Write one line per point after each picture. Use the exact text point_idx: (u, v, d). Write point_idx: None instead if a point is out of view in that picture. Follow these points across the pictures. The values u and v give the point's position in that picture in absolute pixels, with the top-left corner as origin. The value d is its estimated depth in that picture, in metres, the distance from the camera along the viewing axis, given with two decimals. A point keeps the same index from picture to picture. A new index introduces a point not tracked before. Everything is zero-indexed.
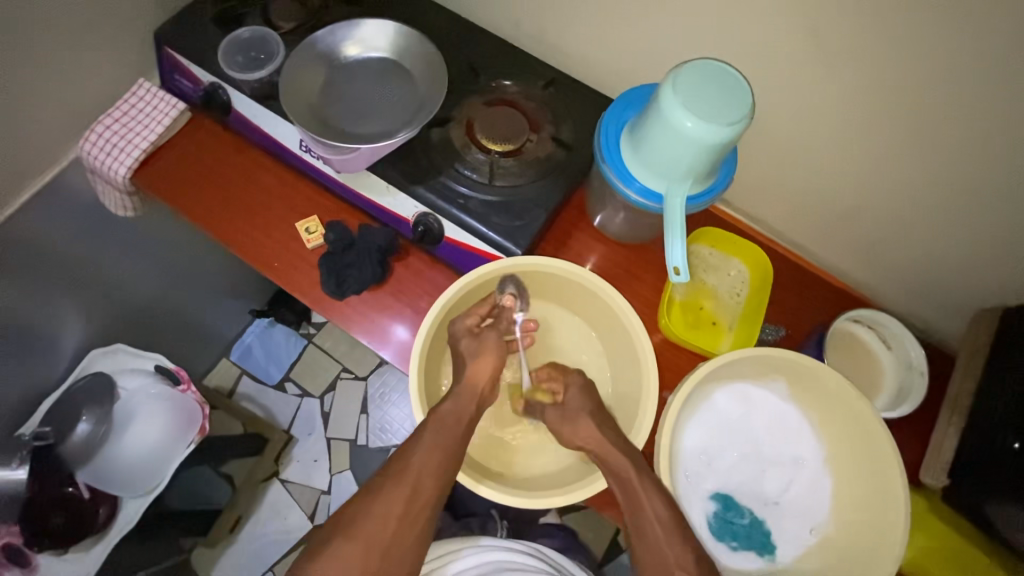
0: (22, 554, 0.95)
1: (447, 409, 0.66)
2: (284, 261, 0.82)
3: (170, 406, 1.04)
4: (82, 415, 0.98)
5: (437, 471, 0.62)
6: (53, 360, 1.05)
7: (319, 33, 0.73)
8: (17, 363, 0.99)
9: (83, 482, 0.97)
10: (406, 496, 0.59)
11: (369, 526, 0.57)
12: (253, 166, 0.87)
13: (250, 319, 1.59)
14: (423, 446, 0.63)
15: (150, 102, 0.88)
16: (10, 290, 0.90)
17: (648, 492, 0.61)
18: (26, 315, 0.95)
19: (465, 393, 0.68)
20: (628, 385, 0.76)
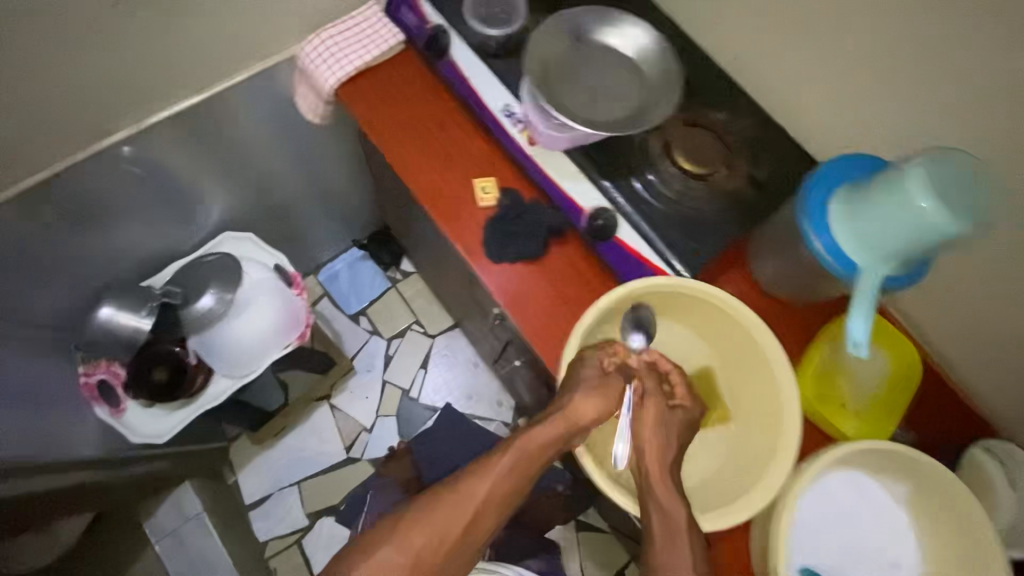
0: (115, 395, 1.02)
1: (539, 441, 0.69)
2: (452, 210, 0.85)
3: (276, 303, 1.06)
4: (209, 289, 1.02)
5: (501, 500, 0.67)
6: (192, 229, 1.11)
7: (587, 16, 0.76)
8: (163, 222, 1.05)
9: (192, 349, 1.03)
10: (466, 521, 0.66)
11: (427, 531, 0.65)
12: (447, 114, 0.89)
13: (347, 248, 1.64)
14: (491, 471, 0.67)
15: (372, 25, 0.91)
16: (175, 152, 0.96)
17: (690, 543, 0.61)
18: (182, 179, 1.01)
19: (561, 419, 0.69)
20: (750, 449, 0.73)
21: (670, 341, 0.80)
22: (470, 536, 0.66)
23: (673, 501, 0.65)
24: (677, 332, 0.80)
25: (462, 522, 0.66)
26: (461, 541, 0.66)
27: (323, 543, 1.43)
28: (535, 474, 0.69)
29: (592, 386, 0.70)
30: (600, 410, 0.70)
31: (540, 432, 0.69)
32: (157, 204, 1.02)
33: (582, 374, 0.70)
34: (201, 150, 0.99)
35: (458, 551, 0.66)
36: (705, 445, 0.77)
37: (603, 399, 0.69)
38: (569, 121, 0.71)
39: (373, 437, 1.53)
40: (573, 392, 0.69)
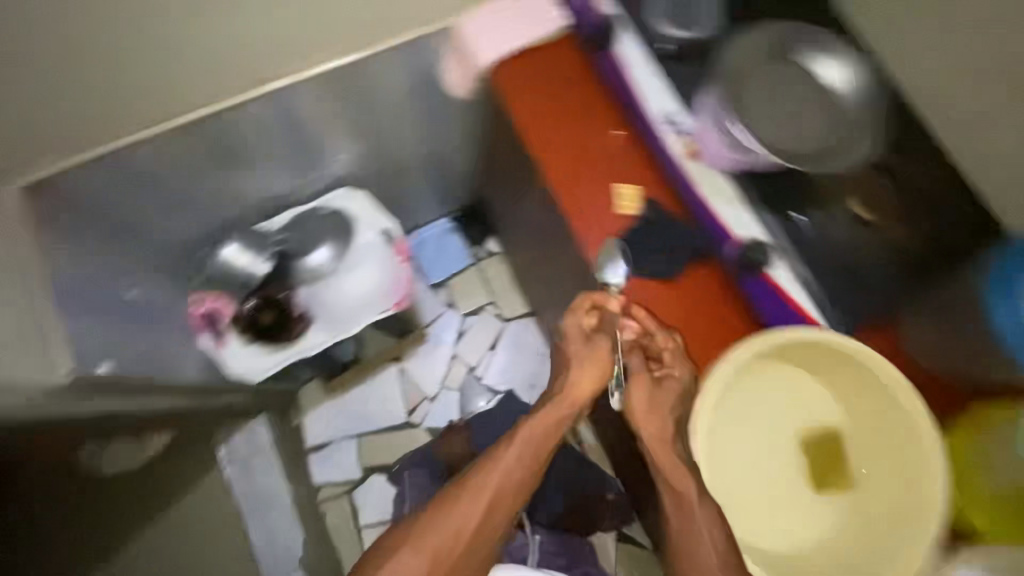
0: (218, 327, 1.04)
1: (535, 427, 0.77)
2: (588, 213, 0.80)
3: (382, 261, 1.07)
4: (325, 245, 1.07)
5: (507, 490, 0.75)
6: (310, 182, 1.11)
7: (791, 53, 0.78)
8: (286, 171, 1.05)
9: (298, 298, 1.06)
10: (477, 517, 0.72)
11: (446, 531, 0.71)
12: (598, 109, 0.84)
13: (438, 218, 1.64)
14: (496, 465, 0.75)
15: (536, 6, 0.87)
16: (314, 107, 0.94)
17: (710, 522, 0.65)
18: (312, 134, 1.00)
19: (564, 398, 0.78)
20: (877, 529, 0.68)
21: (793, 392, 0.74)
22: (486, 527, 0.73)
23: (684, 477, 0.68)
24: (802, 384, 0.74)
25: (478, 515, 0.73)
26: (475, 537, 0.72)
27: (373, 500, 1.47)
28: (539, 461, 0.76)
29: (578, 355, 0.79)
30: (597, 380, 0.78)
31: (540, 419, 0.78)
32: (284, 155, 1.02)
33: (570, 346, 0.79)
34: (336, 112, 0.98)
35: (473, 546, 0.72)
36: (817, 508, 0.72)
37: (593, 369, 0.78)
38: (743, 132, 0.75)
39: (434, 407, 1.54)
40: (570, 372, 0.78)
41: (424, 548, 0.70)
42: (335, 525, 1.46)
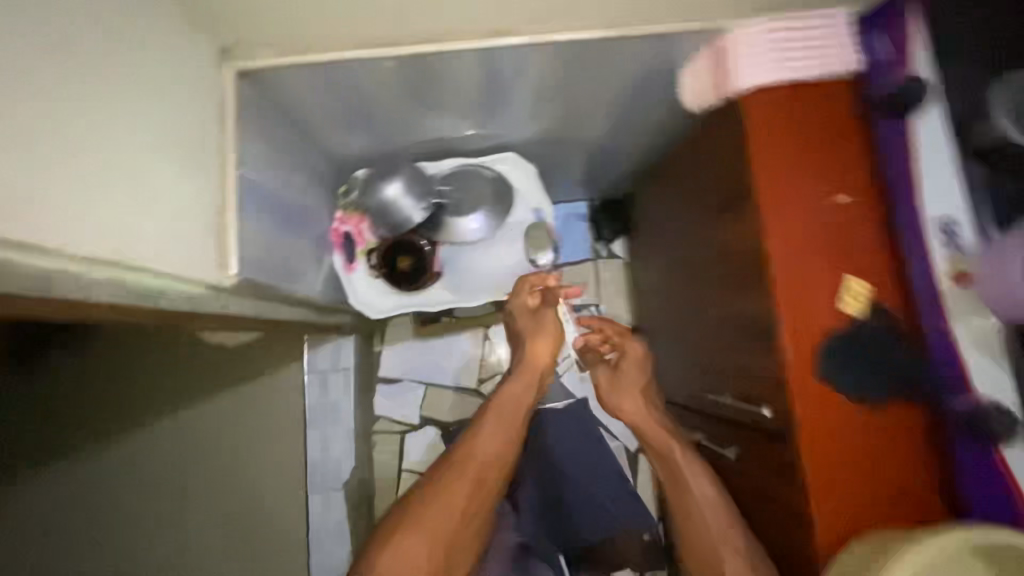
0: (353, 252, 1.05)
1: (512, 395, 1.05)
2: (802, 298, 0.69)
3: (527, 241, 1.09)
4: (482, 210, 1.02)
5: (490, 469, 0.98)
6: (484, 137, 1.04)
7: None
8: (469, 122, 0.98)
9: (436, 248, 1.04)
10: (465, 498, 0.93)
11: (441, 512, 0.90)
12: (853, 182, 0.72)
13: (573, 200, 1.54)
14: (482, 450, 0.98)
15: (836, 38, 0.71)
16: (531, 75, 0.84)
17: (700, 477, 0.90)
18: (513, 97, 0.91)
19: (529, 371, 1.06)
20: None
21: None
22: (475, 495, 0.95)
23: (659, 433, 0.99)
24: None
25: (467, 492, 0.93)
26: (467, 510, 0.93)
27: (419, 448, 1.49)
28: (516, 421, 1.03)
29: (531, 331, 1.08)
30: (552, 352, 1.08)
31: (515, 385, 1.06)
32: (476, 107, 0.94)
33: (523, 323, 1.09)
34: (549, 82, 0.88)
35: (467, 517, 0.93)
36: None
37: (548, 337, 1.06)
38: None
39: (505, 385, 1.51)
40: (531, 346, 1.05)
41: (428, 521, 0.88)
42: (380, 458, 1.49)
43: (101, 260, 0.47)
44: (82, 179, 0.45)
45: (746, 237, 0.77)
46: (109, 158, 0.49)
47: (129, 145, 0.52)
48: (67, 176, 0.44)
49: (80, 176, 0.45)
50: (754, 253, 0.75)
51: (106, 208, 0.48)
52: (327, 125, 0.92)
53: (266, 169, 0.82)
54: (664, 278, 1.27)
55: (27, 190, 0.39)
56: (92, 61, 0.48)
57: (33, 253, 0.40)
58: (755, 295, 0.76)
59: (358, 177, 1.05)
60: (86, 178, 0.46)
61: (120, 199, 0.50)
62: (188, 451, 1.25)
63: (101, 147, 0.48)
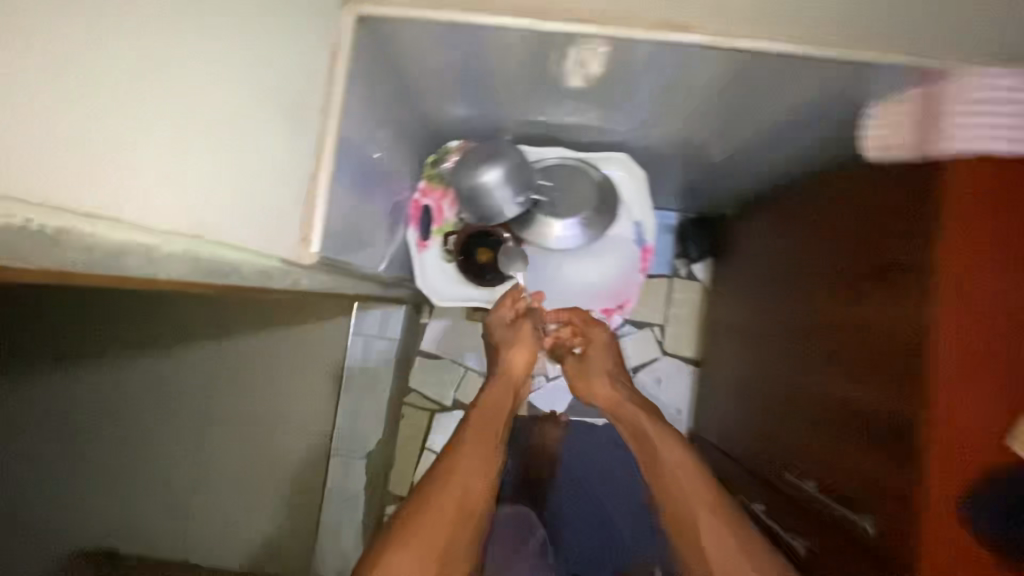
0: (429, 228, 0.98)
1: (492, 399, 0.89)
2: (964, 421, 0.58)
3: (617, 258, 0.97)
4: (580, 215, 0.92)
5: (479, 475, 0.79)
6: (596, 133, 0.92)
7: None
8: (587, 113, 0.86)
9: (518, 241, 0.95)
10: (454, 503, 0.74)
11: (427, 526, 0.71)
12: None
13: (662, 210, 1.41)
14: (466, 452, 0.81)
15: None
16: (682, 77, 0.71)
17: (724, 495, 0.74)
18: (648, 97, 0.79)
19: (506, 379, 0.91)
20: None
21: None
22: (465, 511, 0.76)
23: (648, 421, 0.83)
24: None
25: (456, 499, 0.75)
26: (460, 519, 0.74)
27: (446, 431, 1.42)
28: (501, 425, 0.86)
29: (508, 341, 0.93)
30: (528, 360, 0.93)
31: (500, 388, 0.90)
32: (601, 100, 0.82)
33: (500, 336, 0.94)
34: (701, 88, 0.74)
35: (459, 531, 0.74)
36: None
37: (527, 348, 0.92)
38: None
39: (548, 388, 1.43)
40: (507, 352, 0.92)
41: (413, 545, 0.69)
42: None
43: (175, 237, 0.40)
44: (172, 139, 0.37)
45: (899, 335, 0.64)
46: (208, 113, 0.40)
47: (231, 98, 0.43)
48: (154, 135, 0.35)
49: (171, 136, 0.37)
50: (908, 359, 0.62)
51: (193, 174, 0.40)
52: (435, 86, 0.81)
53: (362, 127, 0.73)
54: (753, 322, 1.14)
55: (102, 153, 0.31)
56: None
57: (96, 229, 0.33)
58: (892, 405, 0.64)
59: (452, 148, 0.96)
60: (178, 138, 0.37)
61: (209, 164, 0.42)
62: (210, 390, 1.20)
63: (199, 95, 0.39)
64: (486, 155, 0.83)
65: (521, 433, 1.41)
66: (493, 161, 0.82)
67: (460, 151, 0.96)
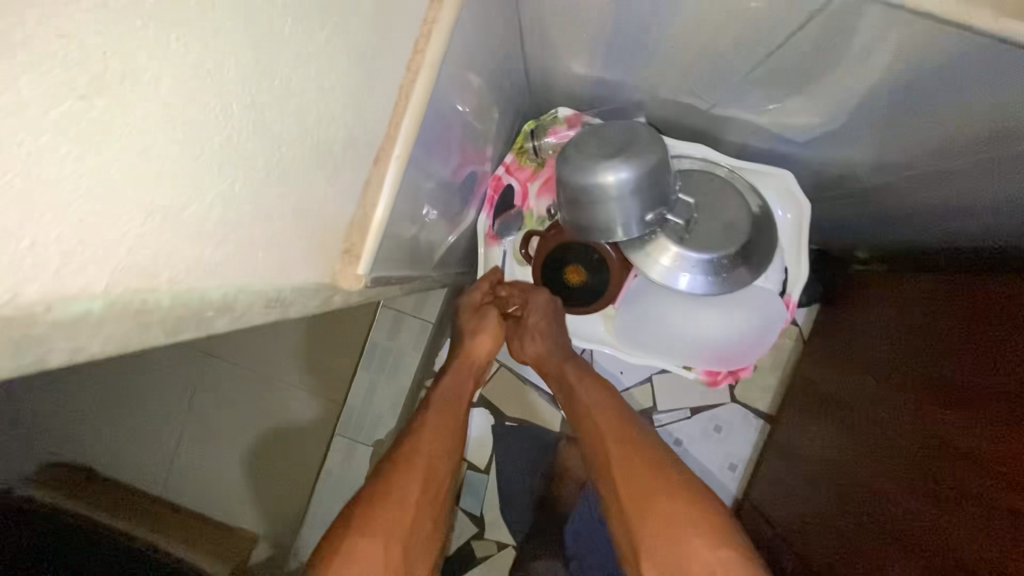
0: (505, 218, 0.77)
1: (455, 382, 0.76)
2: None
3: (750, 315, 0.74)
4: (721, 255, 0.68)
5: (440, 459, 0.69)
6: (761, 137, 0.66)
7: None
8: (765, 108, 0.60)
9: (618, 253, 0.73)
10: (413, 490, 0.64)
11: (386, 519, 0.61)
12: None
13: None
14: (427, 434, 0.69)
15: None
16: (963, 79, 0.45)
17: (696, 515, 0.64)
18: (879, 101, 0.52)
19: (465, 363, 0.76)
20: None
21: None
22: (430, 493, 0.67)
23: (601, 398, 0.73)
24: None
25: (414, 486, 0.65)
26: (421, 507, 0.65)
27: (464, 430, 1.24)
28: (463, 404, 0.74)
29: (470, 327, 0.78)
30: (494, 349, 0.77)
31: (458, 369, 0.77)
32: (797, 92, 0.56)
33: (463, 321, 0.78)
34: (977, 110, 0.48)
35: (421, 521, 0.65)
36: None
37: (493, 338, 0.77)
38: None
39: None
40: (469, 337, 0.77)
41: (367, 544, 0.59)
42: None
43: (62, 295, 0.17)
44: (46, 80, 0.14)
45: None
46: (171, 17, 0.17)
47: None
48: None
49: (45, 74, 0.14)
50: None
51: (111, 161, 0.17)
52: (568, 27, 0.56)
53: (458, 72, 0.49)
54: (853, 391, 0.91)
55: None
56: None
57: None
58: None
59: (557, 117, 0.72)
60: (69, 76, 0.15)
61: (167, 131, 0.19)
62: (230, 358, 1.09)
63: None
64: (618, 144, 0.59)
65: (548, 450, 1.23)
66: (627, 157, 0.58)
67: (568, 124, 0.72)
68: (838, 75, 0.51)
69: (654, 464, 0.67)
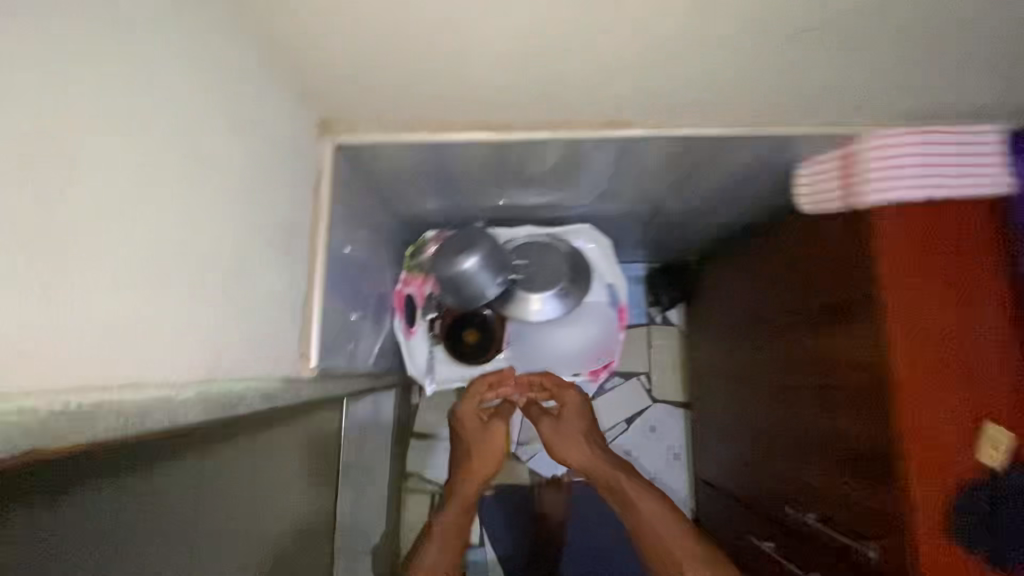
0: (413, 314, 1.02)
1: (458, 500, 0.93)
2: (932, 438, 0.63)
3: (598, 321, 1.03)
4: (558, 289, 0.98)
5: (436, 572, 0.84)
6: (564, 209, 0.98)
7: None
8: (554, 194, 0.92)
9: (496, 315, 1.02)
10: None
11: None
12: (987, 319, 0.65)
13: (631, 261, 1.47)
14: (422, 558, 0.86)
15: (982, 162, 0.68)
16: (627, 156, 0.78)
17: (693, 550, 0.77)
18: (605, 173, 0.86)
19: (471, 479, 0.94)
20: None
21: None
22: None
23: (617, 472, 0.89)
24: None
25: None
26: None
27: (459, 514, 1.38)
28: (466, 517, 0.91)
29: (475, 441, 0.95)
30: (494, 455, 0.95)
31: (466, 485, 0.94)
32: (563, 181, 0.88)
33: (470, 432, 0.96)
34: (652, 164, 0.82)
35: None
36: None
37: (494, 448, 0.95)
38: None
39: (547, 452, 1.42)
40: (476, 450, 0.95)
41: None
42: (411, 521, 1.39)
43: (193, 379, 0.43)
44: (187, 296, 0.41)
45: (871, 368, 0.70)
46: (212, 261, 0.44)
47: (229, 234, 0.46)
48: (149, 295, 0.37)
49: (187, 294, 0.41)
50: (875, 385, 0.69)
51: (202, 320, 0.43)
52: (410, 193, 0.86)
53: (344, 235, 0.77)
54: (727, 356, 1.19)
55: (35, 270, 0.28)
56: (199, 138, 0.42)
57: (44, 380, 0.29)
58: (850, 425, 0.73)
59: (426, 239, 1.02)
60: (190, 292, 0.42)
61: (177, 283, 0.40)
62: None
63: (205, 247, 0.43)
64: (461, 243, 0.88)
65: (526, 501, 1.40)
66: (468, 250, 0.87)
67: (435, 240, 1.01)
68: (575, 170, 0.84)
69: (663, 517, 0.81)
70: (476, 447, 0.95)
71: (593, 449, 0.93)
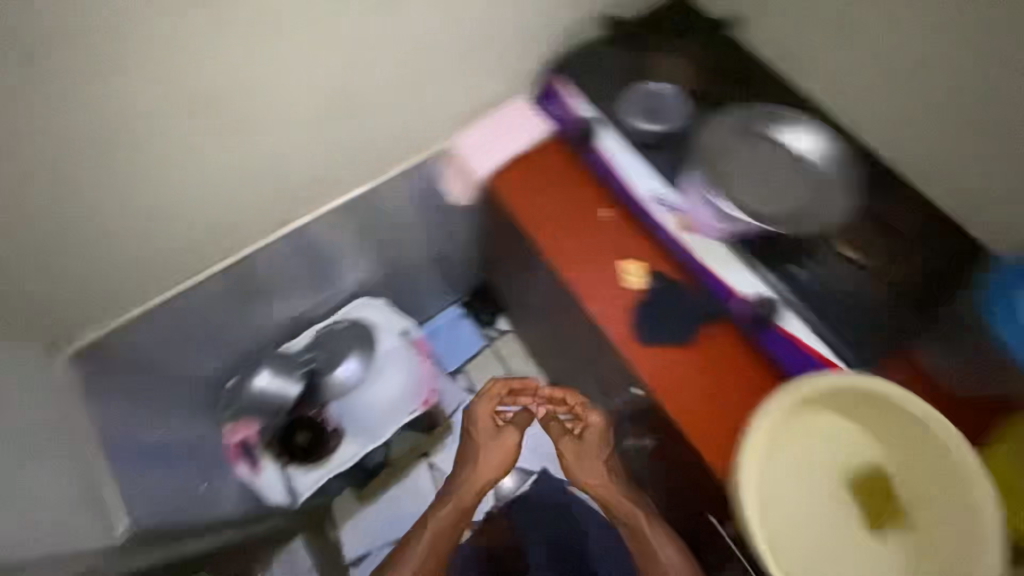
0: (251, 454, 1.03)
1: (460, 500, 0.86)
2: (600, 287, 0.86)
3: (404, 360, 1.10)
4: (350, 357, 1.08)
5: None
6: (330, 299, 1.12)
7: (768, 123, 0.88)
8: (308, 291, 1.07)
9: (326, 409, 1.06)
10: None
11: None
12: (588, 203, 0.92)
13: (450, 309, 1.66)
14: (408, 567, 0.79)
15: (524, 118, 0.97)
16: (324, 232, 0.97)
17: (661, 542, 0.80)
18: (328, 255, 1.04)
19: (475, 478, 0.87)
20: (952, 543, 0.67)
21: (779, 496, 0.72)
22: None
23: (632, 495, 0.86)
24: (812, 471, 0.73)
25: None
26: None
27: None
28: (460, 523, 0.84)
29: (485, 447, 0.90)
30: (503, 459, 0.89)
31: (467, 487, 0.87)
32: (304, 278, 1.04)
33: (484, 434, 0.91)
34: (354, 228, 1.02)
35: None
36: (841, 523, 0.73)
37: (504, 455, 0.90)
38: (795, 142, 0.86)
39: None
40: (486, 450, 0.89)
41: None
42: None
43: None
44: None
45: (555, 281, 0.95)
46: None
47: None
48: None
49: None
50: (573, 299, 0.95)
51: None
52: (189, 365, 1.00)
53: None
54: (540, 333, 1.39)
55: None
56: None
57: None
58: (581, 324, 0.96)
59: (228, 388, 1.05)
60: None
61: None
62: None
63: None
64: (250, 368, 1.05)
65: None
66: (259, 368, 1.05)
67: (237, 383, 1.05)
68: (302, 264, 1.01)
69: (666, 535, 0.81)
70: (488, 451, 0.89)
71: (618, 480, 0.88)
